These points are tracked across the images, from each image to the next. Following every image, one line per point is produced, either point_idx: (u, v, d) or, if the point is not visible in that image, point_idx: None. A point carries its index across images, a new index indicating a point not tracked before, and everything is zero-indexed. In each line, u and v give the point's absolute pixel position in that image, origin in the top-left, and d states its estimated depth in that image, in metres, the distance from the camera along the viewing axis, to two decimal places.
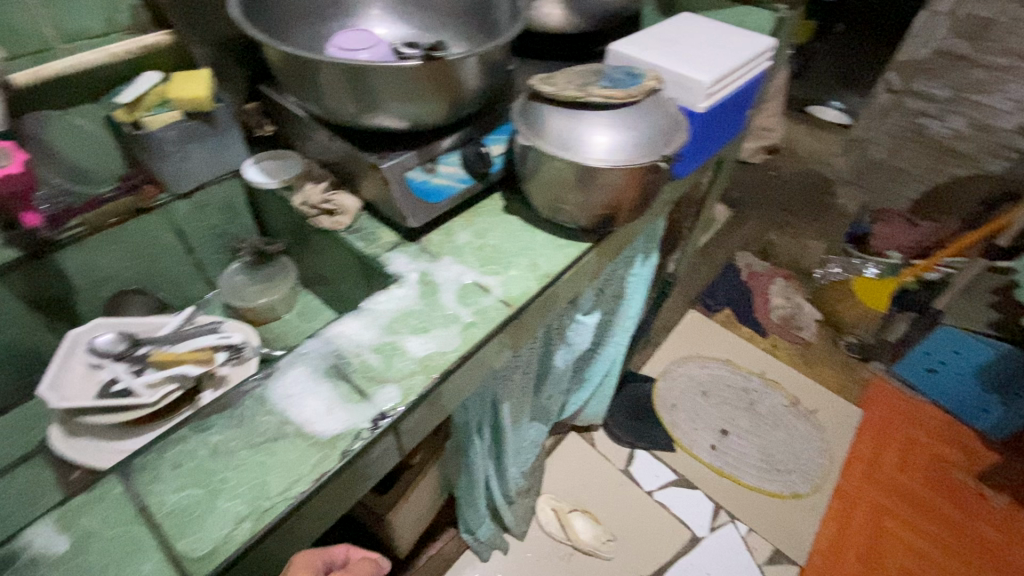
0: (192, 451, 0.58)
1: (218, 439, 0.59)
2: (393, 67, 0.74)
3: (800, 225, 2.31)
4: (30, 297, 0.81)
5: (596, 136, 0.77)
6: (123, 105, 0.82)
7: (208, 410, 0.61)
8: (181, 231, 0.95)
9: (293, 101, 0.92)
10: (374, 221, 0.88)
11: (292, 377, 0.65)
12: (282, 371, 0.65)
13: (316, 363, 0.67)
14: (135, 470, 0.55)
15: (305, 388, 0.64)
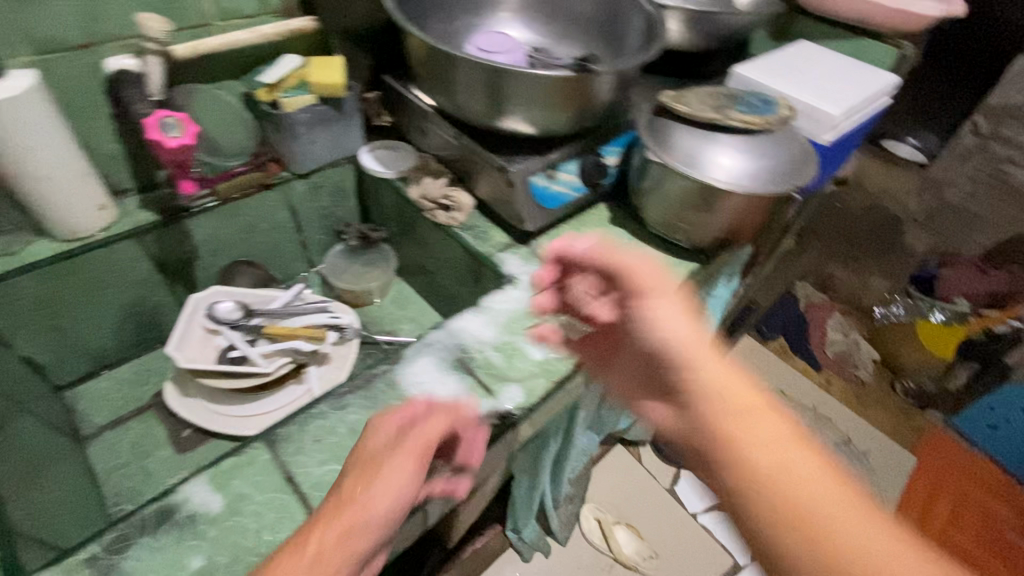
0: (332, 428, 0.60)
1: (355, 419, 0.62)
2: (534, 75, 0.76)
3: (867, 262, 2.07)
4: (159, 259, 0.85)
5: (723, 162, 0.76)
6: (264, 85, 0.84)
7: (344, 390, 0.63)
8: (294, 210, 0.97)
9: (417, 94, 0.94)
10: (486, 220, 0.89)
11: (421, 366, 0.67)
12: (411, 358, 0.68)
13: (441, 355, 0.69)
14: (281, 440, 0.58)
15: (433, 378, 0.66)
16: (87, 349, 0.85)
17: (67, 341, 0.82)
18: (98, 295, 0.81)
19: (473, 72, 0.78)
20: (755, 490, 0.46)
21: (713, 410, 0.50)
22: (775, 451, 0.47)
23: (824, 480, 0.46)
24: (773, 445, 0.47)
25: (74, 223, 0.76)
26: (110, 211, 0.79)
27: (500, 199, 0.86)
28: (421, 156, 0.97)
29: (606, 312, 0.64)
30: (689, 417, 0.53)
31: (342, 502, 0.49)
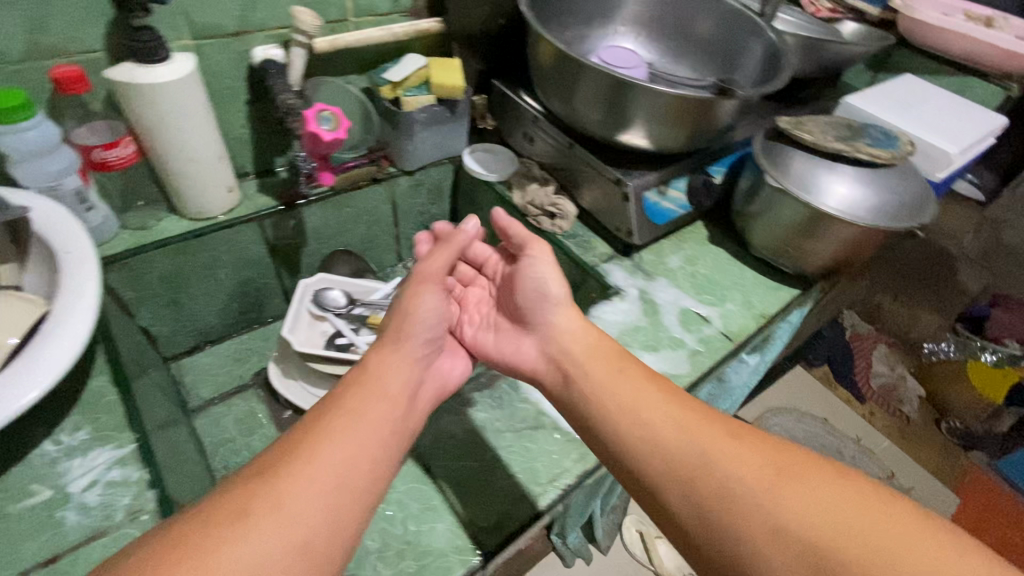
0: (462, 424, 0.64)
1: (483, 417, 0.64)
2: (661, 92, 0.75)
3: (915, 294, 1.92)
4: (273, 244, 0.87)
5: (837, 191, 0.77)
6: (389, 83, 0.85)
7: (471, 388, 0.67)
8: (395, 205, 1.00)
9: (528, 99, 0.95)
10: (588, 231, 0.91)
11: None
12: None
13: None
14: None
15: None
16: (197, 325, 0.88)
17: (181, 316, 0.85)
18: (215, 273, 0.84)
19: (601, 87, 0.79)
20: (612, 424, 0.55)
21: (575, 368, 0.61)
22: (631, 398, 0.56)
23: (661, 410, 0.54)
24: (619, 384, 0.58)
25: (206, 202, 0.78)
26: (236, 194, 0.82)
27: (608, 211, 0.87)
28: (523, 162, 0.98)
29: (515, 261, 0.74)
30: (552, 344, 0.64)
31: (388, 337, 0.61)
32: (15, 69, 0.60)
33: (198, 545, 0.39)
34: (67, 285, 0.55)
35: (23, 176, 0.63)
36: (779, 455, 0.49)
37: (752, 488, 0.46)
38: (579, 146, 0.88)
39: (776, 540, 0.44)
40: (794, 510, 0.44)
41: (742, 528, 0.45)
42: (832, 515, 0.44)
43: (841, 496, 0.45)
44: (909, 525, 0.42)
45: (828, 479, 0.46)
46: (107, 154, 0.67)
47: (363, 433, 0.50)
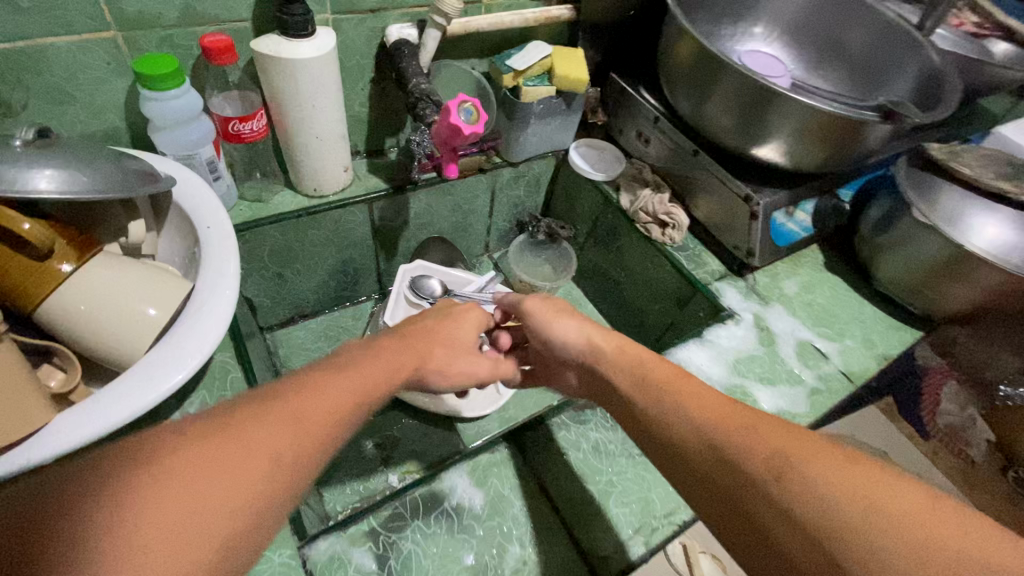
0: (576, 442, 0.61)
1: (597, 437, 0.62)
2: (813, 106, 0.68)
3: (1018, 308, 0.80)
4: (376, 227, 0.86)
5: (985, 233, 0.70)
6: (512, 71, 0.81)
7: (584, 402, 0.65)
8: (494, 195, 0.97)
9: (648, 96, 0.89)
10: (699, 244, 0.86)
11: None
12: None
13: None
14: (527, 445, 0.63)
15: None
16: (296, 299, 0.88)
17: (283, 290, 0.85)
18: (320, 250, 0.83)
19: (746, 97, 0.72)
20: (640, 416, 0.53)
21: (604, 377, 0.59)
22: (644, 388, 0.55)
23: (670, 399, 0.52)
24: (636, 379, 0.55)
25: (322, 180, 0.77)
26: (349, 173, 0.80)
27: (728, 227, 0.82)
28: (633, 163, 0.93)
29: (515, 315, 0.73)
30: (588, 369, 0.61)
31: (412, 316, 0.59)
32: (167, 34, 0.59)
33: (223, 443, 0.33)
34: (211, 264, 0.55)
35: (164, 143, 0.63)
36: (783, 437, 0.44)
37: (759, 471, 0.43)
38: (704, 155, 0.82)
39: (783, 521, 0.40)
40: (807, 502, 0.40)
41: (757, 514, 0.42)
42: (832, 497, 0.39)
43: (845, 477, 0.40)
44: (918, 511, 0.38)
45: (830, 460, 0.41)
46: (242, 127, 0.66)
47: (370, 359, 0.47)
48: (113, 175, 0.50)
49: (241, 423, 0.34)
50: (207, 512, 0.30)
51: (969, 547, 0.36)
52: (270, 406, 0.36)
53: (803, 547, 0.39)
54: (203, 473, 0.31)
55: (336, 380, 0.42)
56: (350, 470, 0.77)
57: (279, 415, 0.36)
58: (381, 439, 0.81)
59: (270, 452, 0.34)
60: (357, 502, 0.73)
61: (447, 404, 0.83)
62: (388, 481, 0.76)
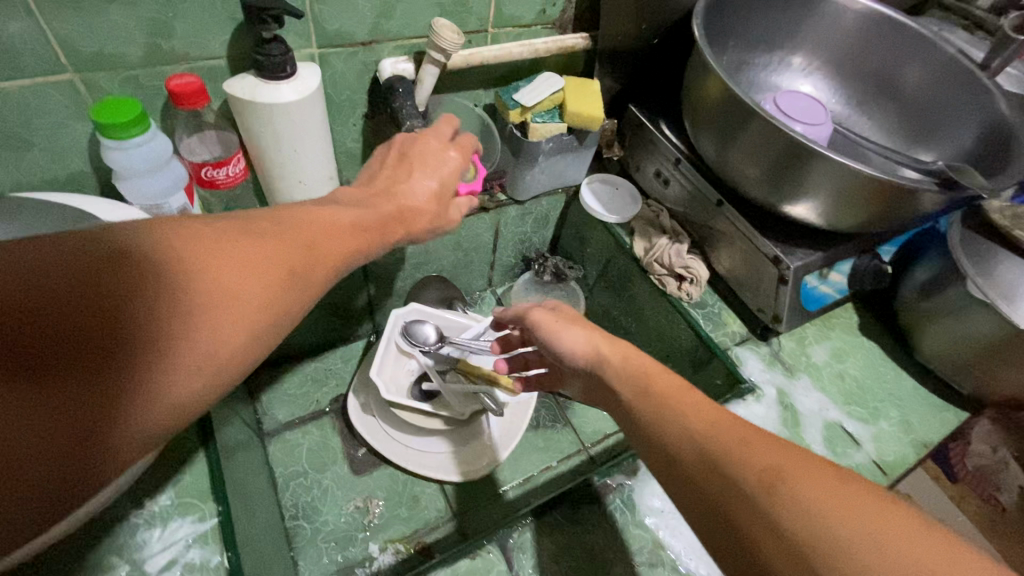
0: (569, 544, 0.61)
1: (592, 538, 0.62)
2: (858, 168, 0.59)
3: None
4: (369, 269, 0.80)
5: None
6: (519, 106, 0.74)
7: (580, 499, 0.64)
8: (497, 233, 0.90)
9: (669, 134, 0.81)
10: (720, 301, 0.78)
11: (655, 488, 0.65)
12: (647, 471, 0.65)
13: None
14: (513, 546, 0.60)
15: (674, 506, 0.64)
16: (283, 343, 0.83)
17: None
18: None
19: (777, 151, 0.64)
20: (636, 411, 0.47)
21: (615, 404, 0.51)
22: (637, 422, 0.46)
23: (672, 416, 0.44)
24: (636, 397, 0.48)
25: None
26: None
27: (752, 287, 0.74)
28: (650, 206, 0.85)
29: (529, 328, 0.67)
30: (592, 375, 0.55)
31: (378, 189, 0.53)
32: (132, 75, 0.54)
33: (187, 269, 0.32)
34: None
35: (129, 191, 0.58)
36: (785, 454, 0.37)
37: (745, 479, 0.36)
38: (729, 206, 0.74)
39: (766, 532, 0.34)
40: (798, 519, 0.33)
41: (736, 514, 0.36)
42: (833, 528, 0.32)
43: (847, 503, 0.33)
44: (925, 545, 0.31)
45: (824, 478, 0.35)
46: (217, 173, 0.60)
47: (340, 219, 0.44)
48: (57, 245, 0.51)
49: (205, 247, 0.33)
50: (181, 338, 0.31)
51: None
52: (242, 240, 0.36)
53: (787, 565, 0.33)
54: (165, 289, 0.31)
55: (318, 236, 0.41)
56: (330, 536, 0.72)
57: (251, 248, 0.36)
58: (365, 501, 0.76)
59: (248, 281, 0.34)
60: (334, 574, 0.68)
61: (461, 467, 0.77)
62: (370, 551, 0.71)
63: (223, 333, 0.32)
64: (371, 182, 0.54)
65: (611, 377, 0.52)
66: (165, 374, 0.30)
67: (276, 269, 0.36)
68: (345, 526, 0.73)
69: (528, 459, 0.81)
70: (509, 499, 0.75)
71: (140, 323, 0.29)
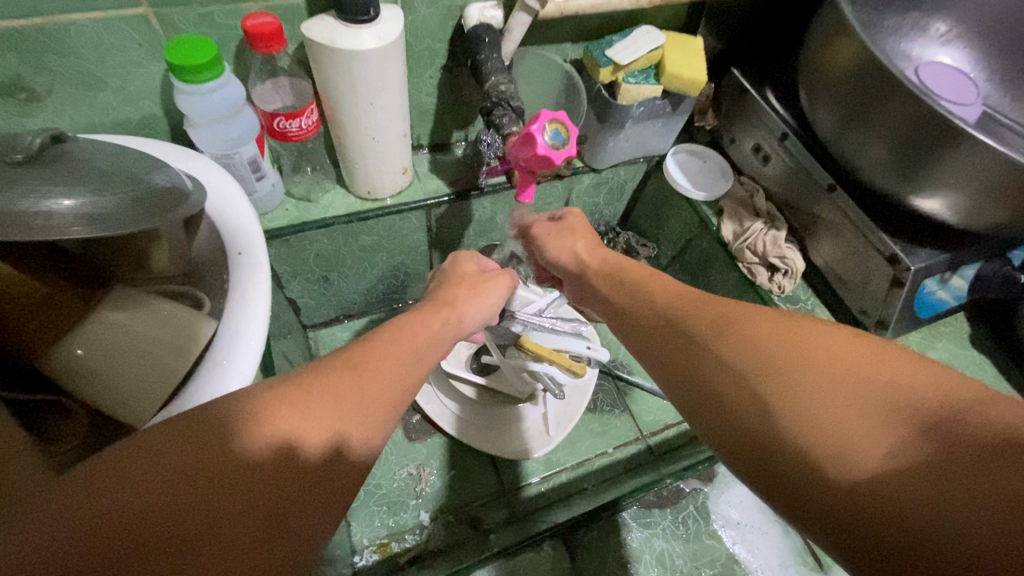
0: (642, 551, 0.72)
1: (664, 547, 0.73)
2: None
3: None
4: (433, 233, 0.76)
5: None
6: (612, 64, 0.66)
7: (651, 503, 0.75)
8: (568, 202, 0.84)
9: (775, 102, 0.71)
10: (814, 297, 0.71)
11: (726, 498, 0.76)
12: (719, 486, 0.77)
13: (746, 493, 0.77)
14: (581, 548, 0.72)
15: (744, 515, 0.75)
16: (341, 302, 0.81)
17: (328, 292, 0.78)
18: (369, 255, 0.75)
19: (913, 130, 0.55)
20: (635, 299, 0.51)
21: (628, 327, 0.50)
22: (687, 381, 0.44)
23: (729, 331, 0.40)
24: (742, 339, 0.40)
25: (376, 183, 0.67)
26: (409, 174, 0.69)
27: (857, 287, 0.66)
28: (743, 184, 0.76)
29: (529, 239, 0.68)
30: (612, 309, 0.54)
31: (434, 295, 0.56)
32: (206, 11, 0.50)
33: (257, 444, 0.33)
34: (237, 300, 0.47)
35: (200, 140, 0.55)
36: (747, 310, 0.41)
37: (699, 328, 0.42)
38: (842, 191, 0.65)
39: (717, 368, 0.39)
40: (741, 350, 0.38)
41: (695, 359, 0.41)
42: (789, 373, 0.35)
43: (787, 335, 0.37)
44: (869, 375, 0.33)
45: (788, 335, 0.37)
46: (289, 124, 0.57)
47: (399, 327, 0.48)
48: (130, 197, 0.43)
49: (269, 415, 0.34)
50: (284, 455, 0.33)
51: (933, 400, 0.31)
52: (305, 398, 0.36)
53: (757, 421, 0.35)
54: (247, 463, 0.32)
55: (399, 335, 0.46)
56: (382, 500, 0.72)
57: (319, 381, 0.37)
58: (418, 469, 0.75)
59: (318, 434, 0.35)
60: (386, 538, 0.69)
61: (514, 444, 0.74)
62: (420, 519, 0.71)
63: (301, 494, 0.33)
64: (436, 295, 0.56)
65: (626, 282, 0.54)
66: (292, 483, 0.33)
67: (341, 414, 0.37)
68: (396, 492, 0.73)
69: (583, 442, 0.79)
70: (530, 495, 0.73)
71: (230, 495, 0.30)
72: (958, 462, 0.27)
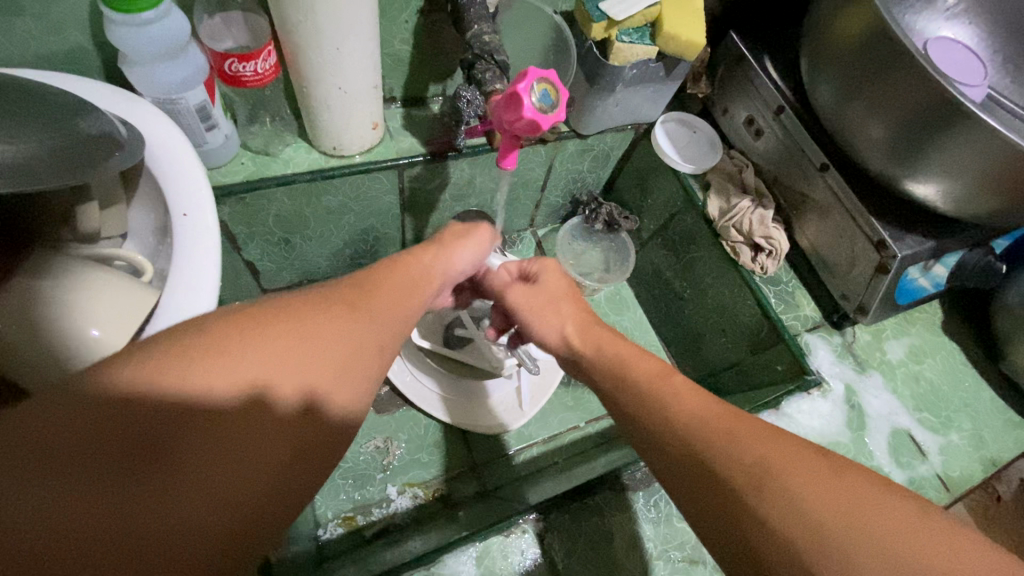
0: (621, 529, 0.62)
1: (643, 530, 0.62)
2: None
3: None
4: (406, 196, 0.71)
5: None
6: (607, 20, 0.60)
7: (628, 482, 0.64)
8: (551, 168, 0.80)
9: (772, 71, 0.68)
10: (794, 279, 0.70)
11: None
12: None
13: None
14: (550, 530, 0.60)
15: None
16: (306, 265, 0.76)
17: (290, 255, 0.73)
18: (334, 218, 0.69)
19: (915, 109, 0.52)
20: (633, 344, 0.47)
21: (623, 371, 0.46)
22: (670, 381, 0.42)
23: (773, 489, 0.33)
24: None
25: (344, 138, 0.61)
26: (380, 130, 0.64)
27: (840, 272, 0.65)
28: (733, 158, 0.73)
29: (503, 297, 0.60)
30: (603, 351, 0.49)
31: (414, 267, 0.45)
32: None
33: (211, 390, 0.28)
34: (184, 269, 0.42)
35: (139, 81, 0.48)
36: (785, 452, 0.35)
37: (727, 475, 0.35)
38: (835, 171, 0.63)
39: (759, 529, 0.33)
40: (782, 509, 0.32)
41: (736, 513, 0.34)
42: (803, 501, 0.32)
43: (835, 487, 0.33)
44: (923, 544, 0.30)
45: (812, 469, 0.34)
46: (243, 68, 0.50)
47: (384, 280, 0.41)
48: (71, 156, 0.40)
49: (206, 352, 0.29)
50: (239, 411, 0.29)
51: None
52: (250, 333, 0.31)
53: None
54: (201, 395, 0.28)
55: (377, 288, 0.40)
56: (348, 472, 0.70)
57: (283, 325, 0.32)
58: (386, 441, 0.73)
59: (280, 382, 0.30)
60: (352, 511, 0.67)
61: (485, 420, 0.73)
62: (387, 492, 0.70)
63: (272, 453, 0.29)
64: (401, 253, 0.46)
65: (635, 366, 0.46)
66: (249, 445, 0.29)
67: (296, 357, 0.32)
68: (363, 464, 0.71)
69: (555, 417, 0.78)
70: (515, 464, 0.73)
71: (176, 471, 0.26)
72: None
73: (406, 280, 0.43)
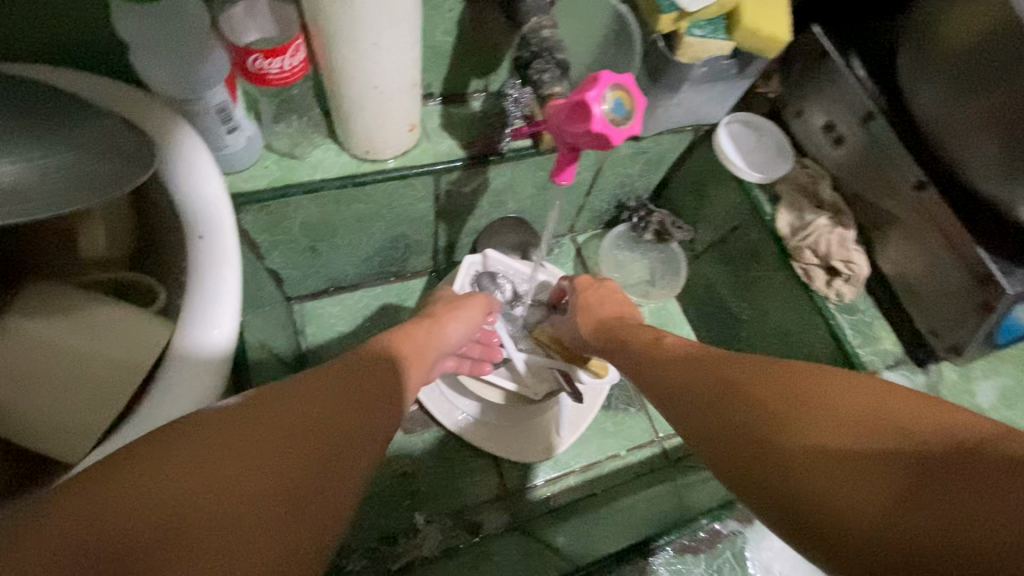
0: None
1: None
2: None
3: None
4: (442, 202, 0.65)
5: None
6: (678, 10, 0.52)
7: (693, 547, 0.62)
8: (598, 172, 0.73)
9: (862, 71, 0.59)
10: (874, 309, 0.62)
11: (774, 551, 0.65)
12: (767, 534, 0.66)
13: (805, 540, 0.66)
14: None
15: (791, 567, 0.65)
16: (331, 273, 0.71)
17: (316, 263, 0.67)
18: (364, 225, 0.64)
19: None
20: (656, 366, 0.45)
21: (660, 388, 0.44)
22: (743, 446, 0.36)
23: (789, 458, 0.32)
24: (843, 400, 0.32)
25: (377, 142, 0.55)
26: (417, 132, 0.57)
27: (929, 305, 0.57)
28: (806, 168, 0.65)
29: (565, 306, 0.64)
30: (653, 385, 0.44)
31: (413, 330, 0.48)
32: None
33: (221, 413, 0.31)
34: (196, 305, 0.36)
35: (151, 80, 0.43)
36: (762, 396, 0.36)
37: (743, 456, 0.35)
38: (934, 189, 0.54)
39: (795, 494, 0.32)
40: (796, 462, 0.32)
41: (788, 502, 0.32)
42: (799, 453, 0.32)
43: (803, 409, 0.34)
44: (880, 416, 0.32)
45: (803, 417, 0.33)
46: (268, 64, 0.44)
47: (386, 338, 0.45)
48: (76, 171, 0.34)
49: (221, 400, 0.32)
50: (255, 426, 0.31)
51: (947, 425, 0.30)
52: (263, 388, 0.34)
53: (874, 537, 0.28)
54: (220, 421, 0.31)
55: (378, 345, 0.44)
56: (373, 499, 0.66)
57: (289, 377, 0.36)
58: (414, 466, 0.68)
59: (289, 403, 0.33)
60: (376, 543, 0.63)
61: (521, 450, 0.68)
62: (414, 521, 0.65)
63: (286, 451, 0.31)
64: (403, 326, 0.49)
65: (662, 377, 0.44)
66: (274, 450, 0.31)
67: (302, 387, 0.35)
68: (389, 490, 0.67)
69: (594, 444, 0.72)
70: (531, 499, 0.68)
71: (188, 456, 0.28)
72: (960, 483, 0.27)
73: (404, 335, 0.47)
